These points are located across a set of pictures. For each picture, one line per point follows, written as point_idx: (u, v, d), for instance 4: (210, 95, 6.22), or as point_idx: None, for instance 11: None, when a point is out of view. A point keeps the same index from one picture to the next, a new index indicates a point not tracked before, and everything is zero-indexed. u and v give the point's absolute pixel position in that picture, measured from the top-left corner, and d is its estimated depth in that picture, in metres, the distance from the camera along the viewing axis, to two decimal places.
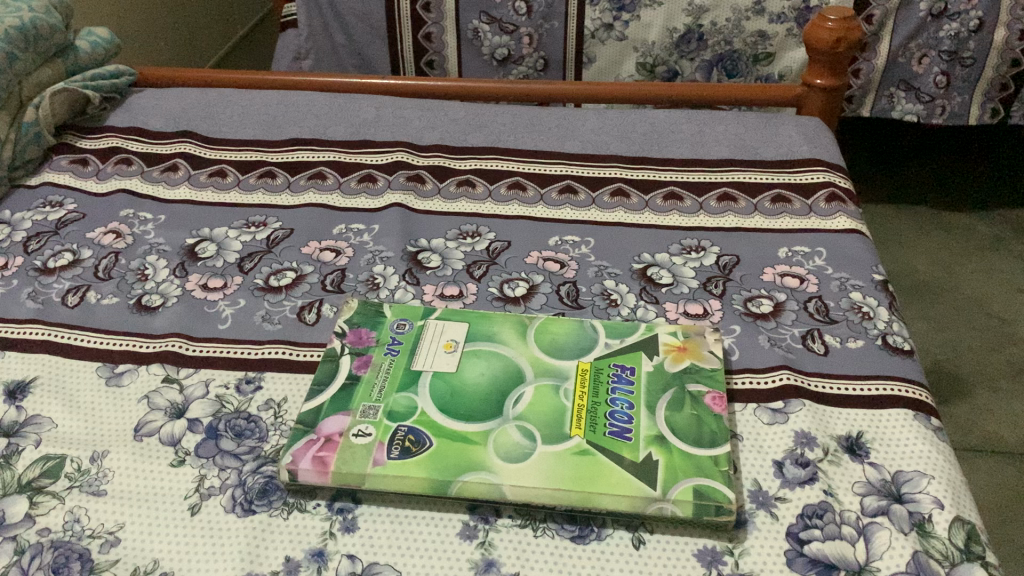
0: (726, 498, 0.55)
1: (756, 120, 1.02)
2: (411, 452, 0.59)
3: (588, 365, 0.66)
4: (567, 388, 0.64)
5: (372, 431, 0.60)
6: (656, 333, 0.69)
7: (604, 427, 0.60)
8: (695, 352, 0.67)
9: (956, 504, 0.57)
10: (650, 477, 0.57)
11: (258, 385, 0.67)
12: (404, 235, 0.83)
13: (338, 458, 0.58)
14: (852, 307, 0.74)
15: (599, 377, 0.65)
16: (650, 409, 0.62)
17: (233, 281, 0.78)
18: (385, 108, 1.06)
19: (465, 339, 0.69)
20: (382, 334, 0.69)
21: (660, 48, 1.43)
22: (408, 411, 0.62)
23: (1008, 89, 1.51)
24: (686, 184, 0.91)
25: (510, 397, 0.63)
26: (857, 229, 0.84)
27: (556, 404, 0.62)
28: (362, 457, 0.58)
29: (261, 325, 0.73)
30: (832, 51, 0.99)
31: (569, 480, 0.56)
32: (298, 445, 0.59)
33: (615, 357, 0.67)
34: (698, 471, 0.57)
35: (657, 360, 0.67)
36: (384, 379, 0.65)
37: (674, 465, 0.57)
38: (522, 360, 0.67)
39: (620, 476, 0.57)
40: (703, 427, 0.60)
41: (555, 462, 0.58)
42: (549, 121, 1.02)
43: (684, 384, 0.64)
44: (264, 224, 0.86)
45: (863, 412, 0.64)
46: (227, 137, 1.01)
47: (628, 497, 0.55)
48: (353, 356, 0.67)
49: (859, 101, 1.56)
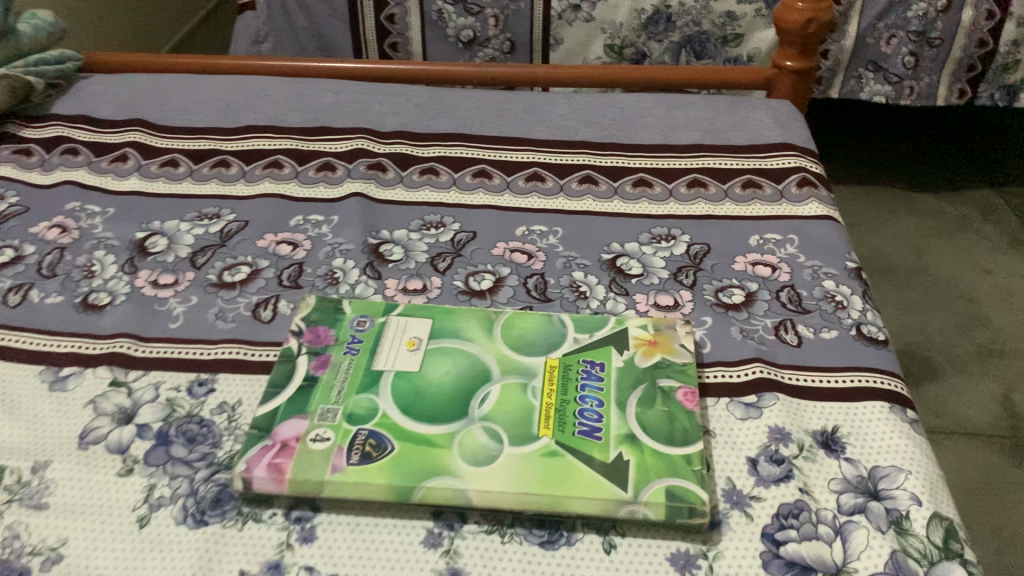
0: (700, 500, 0.53)
1: (727, 104, 1.00)
2: (371, 457, 0.56)
3: (556, 361, 0.64)
4: (536, 386, 0.62)
5: (330, 435, 0.58)
6: (625, 326, 0.67)
7: (573, 427, 0.58)
8: (667, 346, 0.65)
9: (934, 500, 0.56)
10: (622, 478, 0.55)
11: (212, 388, 0.64)
12: (365, 226, 0.79)
13: (295, 466, 0.56)
14: (826, 296, 0.73)
15: (568, 374, 0.63)
16: (620, 406, 0.60)
17: (185, 277, 0.74)
18: (344, 92, 1.01)
19: (429, 337, 0.66)
20: (341, 332, 0.66)
21: (629, 30, 1.41)
22: (369, 412, 0.59)
23: (976, 70, 1.51)
24: (656, 171, 0.88)
25: (476, 396, 0.61)
26: (830, 215, 0.82)
27: (523, 404, 0.60)
28: (320, 464, 0.56)
29: (214, 324, 0.69)
30: (802, 32, 0.96)
31: (538, 483, 0.54)
32: (253, 451, 0.57)
33: (585, 353, 0.65)
34: (671, 472, 0.55)
35: (627, 355, 0.64)
36: (343, 384, 0.62)
37: (645, 464, 0.56)
38: (489, 358, 0.64)
39: (590, 479, 0.55)
40: (675, 424, 0.59)
41: (523, 463, 0.56)
42: (516, 106, 1.00)
43: (655, 380, 0.62)
44: (217, 216, 0.81)
45: (838, 406, 0.63)
46: (179, 124, 0.96)
47: (597, 500, 0.54)
48: (310, 356, 0.64)
49: (829, 83, 1.55)
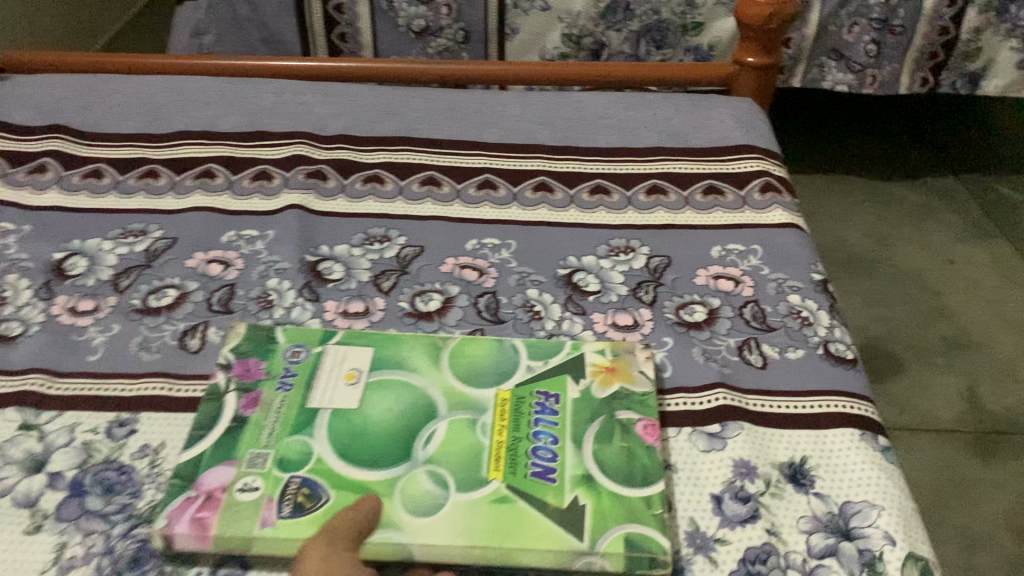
0: (661, 549, 0.50)
1: (687, 102, 0.95)
2: (304, 508, 0.51)
3: (508, 393, 0.59)
4: (485, 422, 0.57)
5: (259, 485, 0.53)
6: (581, 352, 0.63)
7: (525, 468, 0.54)
8: (626, 373, 0.61)
9: (908, 537, 0.53)
10: (578, 526, 0.51)
11: (132, 429, 0.59)
12: (303, 242, 0.74)
13: (220, 519, 0.51)
14: (791, 313, 0.69)
15: (520, 407, 0.58)
16: (576, 443, 0.56)
17: (106, 303, 0.68)
18: (283, 93, 0.96)
19: (370, 368, 0.61)
20: (273, 365, 0.61)
21: (586, 18, 1.36)
22: (303, 458, 0.54)
23: (938, 58, 1.49)
24: (613, 176, 0.84)
25: (420, 435, 0.56)
26: (795, 223, 0.78)
27: (472, 443, 0.56)
28: (248, 517, 0.51)
29: (136, 356, 0.64)
30: (764, 27, 0.92)
31: (486, 534, 0.50)
32: (174, 504, 0.52)
33: (539, 382, 0.60)
34: (630, 517, 0.51)
35: (583, 384, 0.60)
36: (275, 425, 0.57)
37: (602, 508, 0.52)
38: (435, 391, 0.59)
39: (543, 528, 0.50)
40: (635, 462, 0.55)
41: (470, 511, 0.51)
42: (467, 106, 0.95)
43: (613, 411, 0.58)
44: (142, 232, 0.75)
45: (806, 435, 0.59)
46: (104, 131, 0.89)
47: (551, 551, 0.49)
48: (239, 394, 0.59)
49: (791, 71, 1.52)
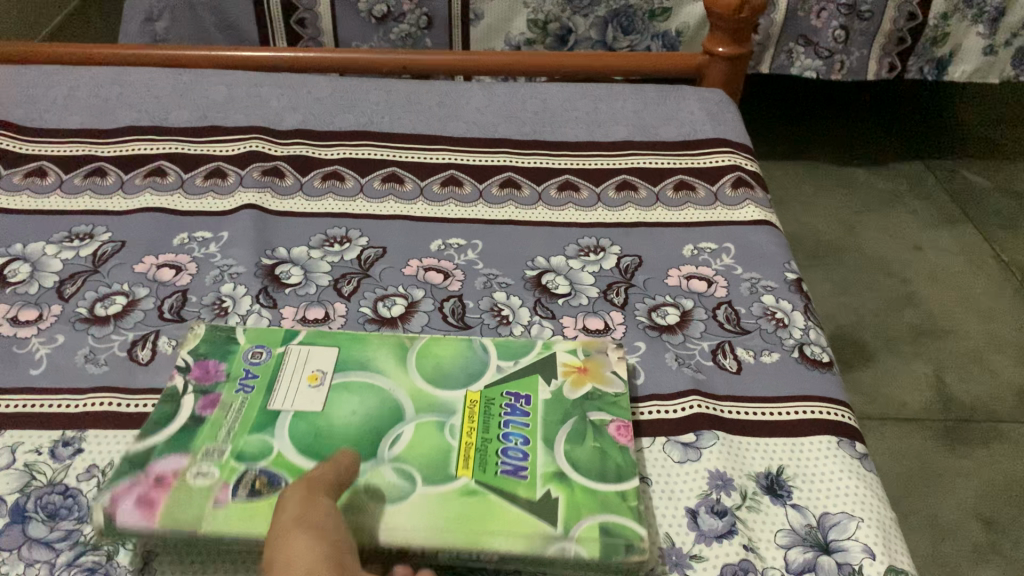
0: (637, 537, 0.48)
1: (655, 93, 0.93)
2: (260, 494, 0.49)
3: (477, 395, 0.57)
4: (454, 424, 0.55)
5: (214, 472, 0.50)
6: (553, 352, 0.61)
7: (495, 466, 0.52)
8: (598, 374, 0.59)
9: (888, 551, 0.52)
10: (550, 515, 0.49)
11: (79, 448, 0.55)
12: (258, 244, 0.71)
13: (168, 504, 0.48)
14: (765, 314, 0.67)
15: (490, 408, 0.56)
16: (547, 445, 0.53)
17: (50, 312, 0.65)
18: (238, 85, 0.92)
19: (334, 370, 0.58)
20: (233, 367, 0.58)
21: (552, 4, 1.33)
22: (261, 453, 0.52)
23: (905, 43, 1.48)
24: (582, 172, 0.82)
25: (386, 437, 0.54)
26: (767, 219, 0.77)
27: (440, 444, 0.53)
28: (199, 502, 0.49)
29: (82, 369, 0.61)
30: (734, 17, 0.90)
31: (454, 523, 0.48)
32: (122, 484, 0.50)
33: (509, 384, 0.58)
34: (604, 507, 0.49)
35: (555, 385, 0.58)
36: (234, 425, 0.54)
37: (576, 500, 0.50)
38: (401, 394, 0.57)
39: (514, 516, 0.48)
40: (608, 460, 0.53)
41: (438, 505, 0.49)
42: (430, 98, 0.92)
43: (585, 413, 0.56)
44: (89, 235, 0.72)
45: (782, 443, 0.58)
46: (49, 126, 0.85)
47: (522, 537, 0.47)
48: (197, 394, 0.56)
49: (759, 57, 1.50)
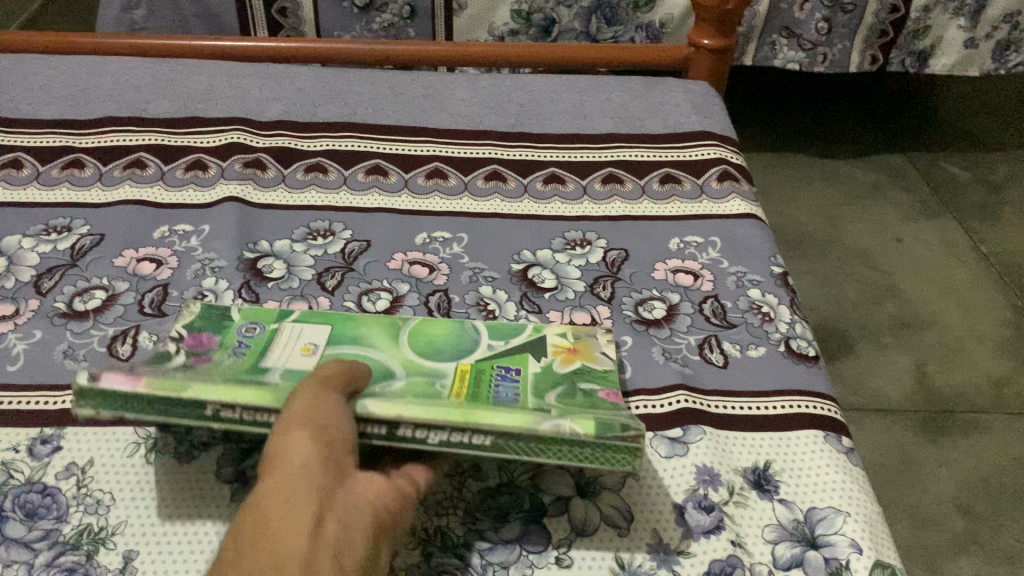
0: (635, 422, 0.47)
1: (641, 86, 0.93)
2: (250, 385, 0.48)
3: (468, 365, 0.55)
4: (446, 383, 0.53)
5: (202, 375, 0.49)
6: (543, 334, 0.60)
7: (488, 400, 0.51)
8: (588, 353, 0.59)
9: (874, 544, 0.52)
10: (547, 411, 0.48)
11: (57, 446, 0.54)
12: (240, 237, 0.70)
13: (155, 377, 0.47)
14: (751, 308, 0.67)
15: (482, 373, 0.54)
16: (540, 396, 0.52)
17: (28, 307, 0.64)
18: (219, 76, 0.91)
19: (326, 345, 0.57)
20: (226, 339, 0.56)
21: None
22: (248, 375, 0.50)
23: (887, 36, 1.48)
24: (568, 165, 0.81)
25: (376, 387, 0.52)
26: (753, 213, 0.77)
27: (432, 392, 0.52)
28: (188, 380, 0.48)
29: (61, 365, 0.60)
30: (721, 9, 0.90)
31: (450, 406, 0.48)
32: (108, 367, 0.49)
33: (500, 360, 0.57)
34: (601, 412, 0.49)
35: (544, 361, 0.57)
36: (227, 367, 0.52)
37: (572, 409, 0.49)
38: (393, 362, 0.55)
39: (509, 407, 0.48)
40: (599, 408, 0.51)
41: (430, 402, 0.48)
42: (414, 90, 0.91)
43: (574, 382, 0.55)
44: (67, 228, 0.70)
45: (768, 437, 0.58)
46: (24, 117, 0.83)
47: (516, 414, 0.47)
48: (188, 356, 0.54)
49: (742, 49, 1.50)
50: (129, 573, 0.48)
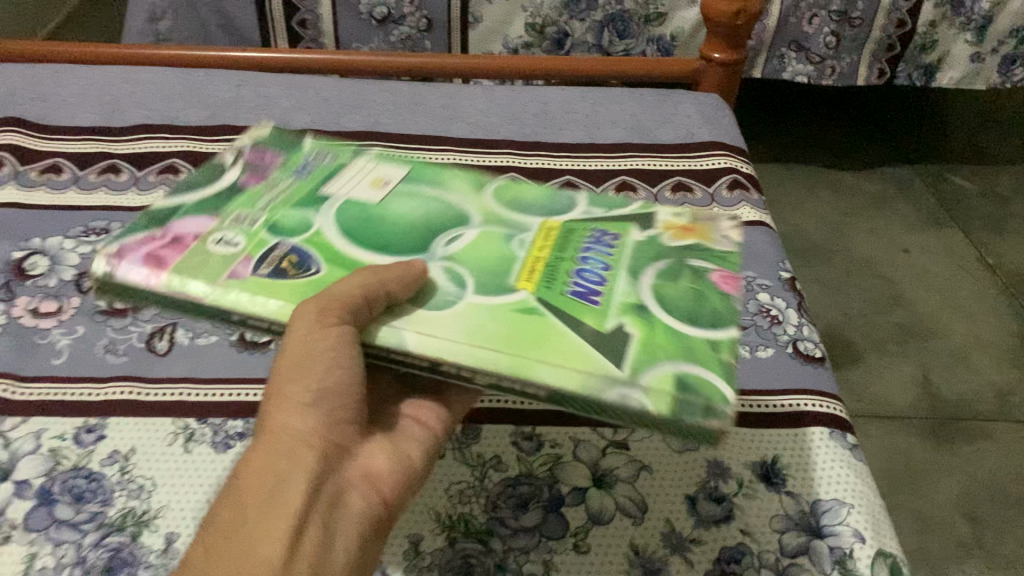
0: (720, 398, 0.44)
1: (653, 97, 0.96)
2: (285, 272, 0.51)
3: (557, 225, 0.58)
4: (524, 239, 0.56)
5: (240, 242, 0.54)
6: (656, 210, 0.61)
7: (564, 286, 0.51)
8: (704, 233, 0.59)
9: (877, 534, 0.54)
10: (618, 351, 0.47)
11: (101, 435, 0.58)
12: None
13: (179, 266, 0.51)
14: (760, 311, 0.70)
15: (571, 236, 0.57)
16: (634, 277, 0.53)
17: (70, 304, 0.67)
18: (246, 86, 0.94)
19: (399, 180, 0.63)
20: (289, 161, 0.65)
21: (550, 8, 1.36)
22: (298, 227, 0.56)
23: (894, 50, 1.51)
24: (584, 173, 0.84)
25: (446, 236, 0.56)
26: (761, 220, 0.80)
27: (503, 254, 0.55)
28: (220, 268, 0.51)
29: (104, 359, 0.63)
30: (731, 24, 0.93)
31: (502, 343, 0.46)
32: (138, 238, 0.54)
33: (598, 224, 0.59)
34: (687, 359, 0.47)
35: (652, 233, 0.58)
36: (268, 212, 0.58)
37: (651, 343, 0.47)
38: (471, 209, 0.60)
39: (572, 347, 0.46)
40: (704, 304, 0.51)
41: (479, 326, 0.47)
42: (434, 100, 0.94)
43: (683, 258, 0.56)
44: (105, 230, 0.74)
45: (775, 434, 0.60)
46: (61, 124, 0.87)
47: (579, 373, 0.45)
48: (243, 173, 0.63)
49: (751, 61, 1.53)
50: (170, 553, 0.51)
